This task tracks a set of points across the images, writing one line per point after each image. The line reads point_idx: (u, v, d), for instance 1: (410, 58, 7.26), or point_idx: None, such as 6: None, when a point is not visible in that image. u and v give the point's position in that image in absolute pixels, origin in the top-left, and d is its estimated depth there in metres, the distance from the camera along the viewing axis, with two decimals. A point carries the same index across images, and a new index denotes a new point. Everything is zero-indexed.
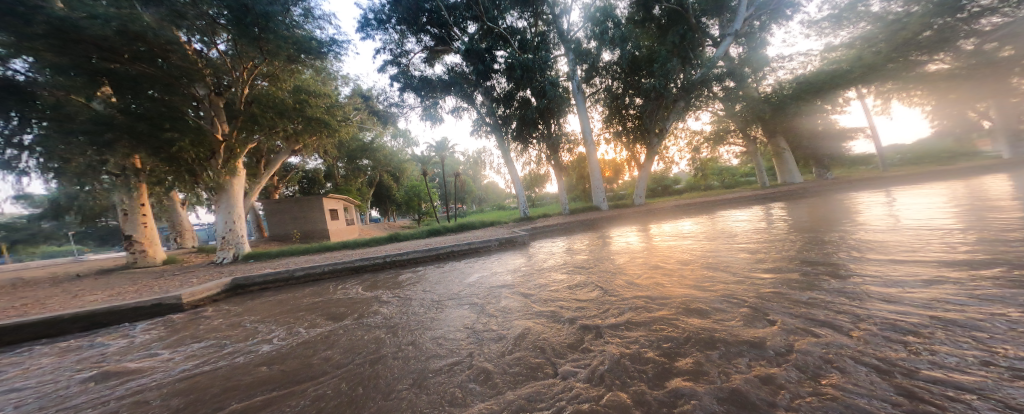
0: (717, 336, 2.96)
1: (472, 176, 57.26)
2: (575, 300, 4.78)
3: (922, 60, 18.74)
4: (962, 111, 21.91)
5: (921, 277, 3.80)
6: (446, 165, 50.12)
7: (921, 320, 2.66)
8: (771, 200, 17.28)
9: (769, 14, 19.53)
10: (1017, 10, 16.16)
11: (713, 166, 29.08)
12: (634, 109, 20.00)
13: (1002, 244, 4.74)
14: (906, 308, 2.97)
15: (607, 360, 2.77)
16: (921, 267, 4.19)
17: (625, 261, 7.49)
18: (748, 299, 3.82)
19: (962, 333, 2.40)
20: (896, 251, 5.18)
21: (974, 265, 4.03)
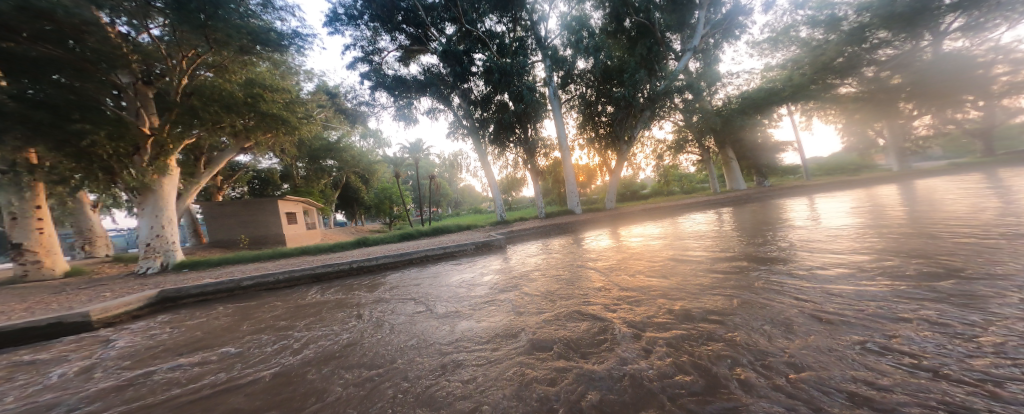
0: (673, 331, 3.19)
1: (448, 179, 56.77)
2: (546, 303, 4.84)
3: (837, 83, 21.64)
4: (862, 129, 24.35)
5: (847, 271, 4.33)
6: (420, 167, 49.01)
7: (848, 308, 3.05)
8: (721, 205, 18.72)
9: (722, 32, 21.21)
10: (904, 45, 19.17)
11: (674, 173, 30.75)
12: (605, 117, 20.66)
13: (909, 243, 5.51)
14: (835, 299, 3.39)
15: (575, 359, 2.87)
16: (848, 262, 4.76)
17: (599, 264, 7.61)
18: (704, 296, 4.12)
19: (902, 317, 2.72)
20: (829, 249, 5.82)
21: (887, 260, 4.67)
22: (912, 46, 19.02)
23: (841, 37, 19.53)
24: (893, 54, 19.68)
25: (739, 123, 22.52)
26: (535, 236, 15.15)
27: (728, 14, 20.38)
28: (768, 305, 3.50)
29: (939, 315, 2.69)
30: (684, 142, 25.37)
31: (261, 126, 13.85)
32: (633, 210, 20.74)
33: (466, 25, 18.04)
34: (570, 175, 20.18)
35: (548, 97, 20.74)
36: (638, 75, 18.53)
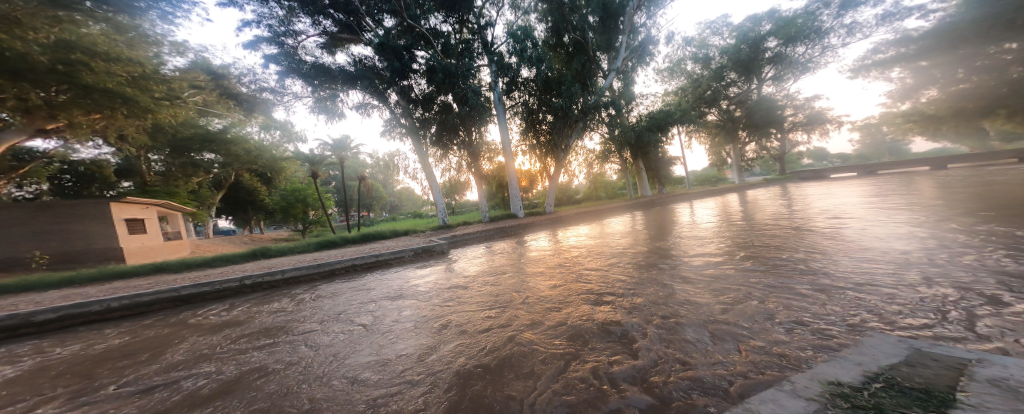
0: (878, 335, 2.39)
1: (382, 182, 51.58)
2: (617, 310, 3.57)
3: (705, 111, 25.12)
4: (719, 151, 28.94)
5: (917, 252, 4.13)
6: (347, 169, 43.19)
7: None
8: (641, 204, 19.29)
9: (636, 58, 19.33)
10: (744, 85, 23.96)
11: (604, 181, 28.27)
12: (546, 126, 17.90)
13: (901, 224, 5.83)
14: (984, 283, 3.02)
15: (831, 385, 1.85)
16: (896, 244, 4.64)
17: (542, 262, 6.96)
18: (823, 290, 3.40)
19: None
20: (842, 234, 5.68)
21: (924, 240, 4.70)
22: (747, 88, 23.91)
23: (713, 70, 23.59)
24: (738, 92, 24.39)
25: (649, 140, 20.10)
26: (463, 230, 13.07)
27: (645, 39, 18.44)
28: (716, 296, 3.65)
29: None
30: (608, 152, 22.29)
31: (84, 105, 8.48)
32: (569, 213, 17.77)
33: (407, 19, 13.74)
34: (515, 186, 16.54)
35: (493, 103, 17.07)
36: (573, 87, 16.68)
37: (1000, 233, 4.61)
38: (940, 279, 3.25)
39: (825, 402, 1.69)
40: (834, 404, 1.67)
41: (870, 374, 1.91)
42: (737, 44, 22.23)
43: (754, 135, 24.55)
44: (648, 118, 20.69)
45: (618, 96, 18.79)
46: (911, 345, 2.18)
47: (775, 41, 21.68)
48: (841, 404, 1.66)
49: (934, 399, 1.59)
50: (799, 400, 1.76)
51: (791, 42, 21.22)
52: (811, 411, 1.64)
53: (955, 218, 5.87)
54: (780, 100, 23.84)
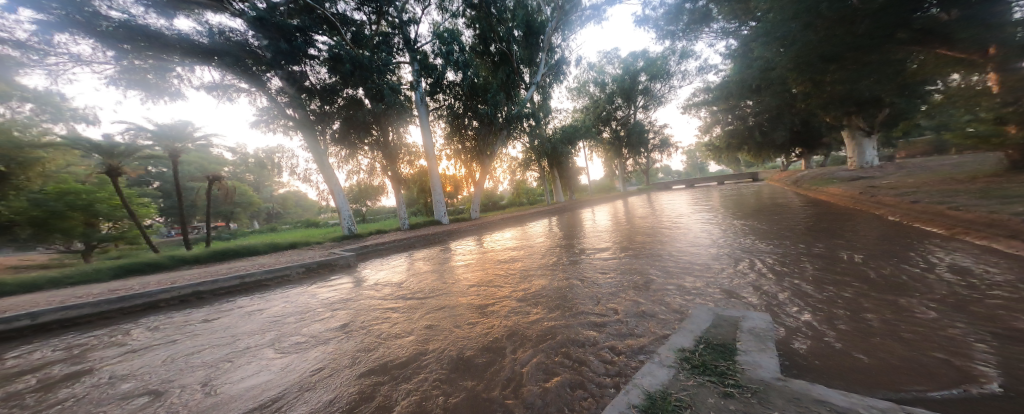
0: (709, 307, 3.03)
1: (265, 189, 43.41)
2: (524, 310, 3.65)
3: (603, 129, 28.13)
4: (612, 165, 32.90)
5: (751, 247, 5.31)
6: None
7: (810, 275, 3.70)
8: (559, 209, 20.37)
9: (553, 74, 20.41)
10: (627, 111, 27.94)
11: (526, 187, 28.80)
12: (472, 131, 17.48)
13: (744, 224, 7.38)
14: (786, 268, 4.06)
15: (680, 350, 2.23)
16: (742, 241, 5.85)
17: (465, 269, 6.54)
18: (685, 277, 4.11)
19: (849, 276, 3.53)
20: (709, 233, 6.84)
21: (758, 237, 6.05)
22: (631, 113, 27.84)
23: (607, 93, 26.72)
24: (624, 115, 28.17)
25: (563, 151, 21.50)
26: (378, 240, 11.79)
27: (561, 59, 19.96)
28: (621, 291, 3.88)
29: (865, 272, 3.60)
30: (529, 160, 22.75)
31: None
32: (494, 218, 17.67)
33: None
34: (439, 191, 15.79)
35: (414, 102, 15.95)
36: (498, 96, 16.39)
37: (794, 230, 6.31)
38: (766, 266, 4.18)
39: (678, 367, 2.02)
40: (686, 369, 1.98)
41: (699, 338, 2.36)
42: (623, 74, 25.82)
43: (635, 152, 28.91)
44: (560, 131, 22.09)
45: (538, 109, 19.63)
46: (715, 312, 2.86)
47: (644, 76, 26.19)
48: (690, 369, 1.98)
49: (739, 355, 2.07)
50: (664, 369, 2.02)
51: (653, 79, 26.00)
52: (675, 379, 1.90)
53: (769, 219, 7.78)
54: (648, 127, 29.04)
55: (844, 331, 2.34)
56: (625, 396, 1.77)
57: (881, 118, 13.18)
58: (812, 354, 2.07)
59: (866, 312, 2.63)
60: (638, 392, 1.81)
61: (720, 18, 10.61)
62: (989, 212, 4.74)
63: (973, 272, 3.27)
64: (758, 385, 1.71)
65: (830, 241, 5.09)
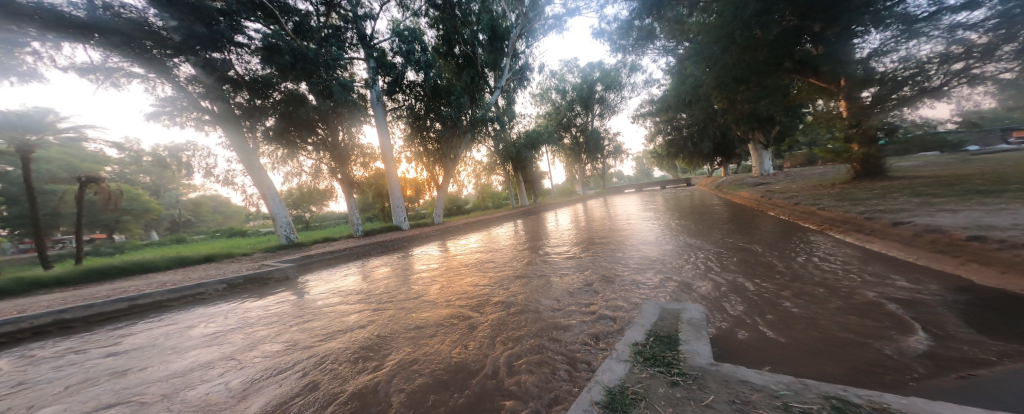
0: (654, 302, 3.14)
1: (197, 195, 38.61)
2: (481, 313, 3.48)
3: (565, 135, 28.90)
4: (574, 170, 33.87)
5: (696, 244, 5.64)
6: None
7: (746, 267, 3.99)
8: (525, 213, 20.32)
9: (518, 79, 20.35)
10: (586, 118, 28.97)
11: (491, 191, 28.57)
12: (434, 133, 16.71)
13: (692, 224, 7.85)
14: (725, 261, 4.36)
15: (633, 344, 2.20)
16: (690, 238, 6.19)
17: (423, 274, 6.22)
18: (636, 274, 4.23)
19: (779, 268, 3.84)
20: (662, 232, 7.15)
21: (702, 234, 6.47)
22: (591, 120, 28.96)
23: (568, 101, 27.41)
24: (583, 122, 29.17)
25: (528, 155, 21.59)
26: (326, 249, 10.77)
27: (525, 65, 19.87)
28: (578, 290, 3.88)
29: (792, 264, 3.96)
30: (494, 164, 22.63)
31: None
32: (459, 222, 17.20)
33: None
34: (398, 195, 15.04)
35: (370, 100, 15.00)
36: (462, 98, 15.81)
37: (732, 228, 6.85)
38: (708, 261, 4.43)
39: (634, 361, 1.96)
40: (639, 362, 1.94)
41: (649, 331, 2.35)
42: (581, 83, 26.82)
43: (593, 158, 30.07)
44: (524, 136, 22.09)
45: (502, 113, 19.40)
46: (660, 305, 2.94)
47: (600, 86, 27.44)
48: (643, 362, 1.93)
49: (681, 344, 2.10)
50: (621, 364, 1.95)
51: (608, 89, 27.36)
52: (631, 372, 1.83)
53: (715, 219, 8.36)
54: (604, 135, 30.42)
55: (776, 320, 2.49)
56: (587, 394, 1.66)
57: (773, 135, 15.64)
58: (754, 344, 2.14)
59: (794, 300, 2.85)
60: (599, 388, 1.71)
61: (662, 36, 11.44)
62: (842, 212, 5.69)
63: (872, 261, 3.74)
64: (711, 373, 1.70)
65: (764, 237, 5.57)
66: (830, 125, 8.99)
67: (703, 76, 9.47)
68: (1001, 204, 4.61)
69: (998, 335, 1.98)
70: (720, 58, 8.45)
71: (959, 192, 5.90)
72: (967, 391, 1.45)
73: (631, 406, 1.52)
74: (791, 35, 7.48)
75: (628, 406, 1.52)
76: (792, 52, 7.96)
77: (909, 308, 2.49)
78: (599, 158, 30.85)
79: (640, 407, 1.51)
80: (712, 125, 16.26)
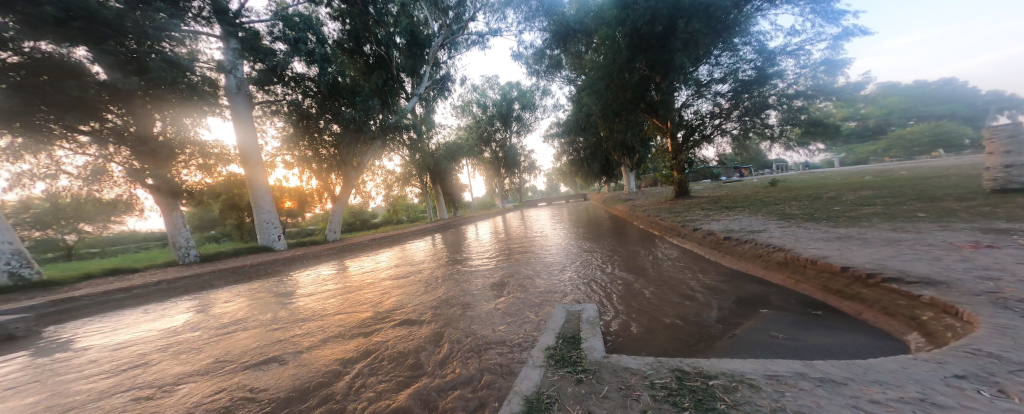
0: (553, 304, 3.38)
1: None
2: (380, 329, 3.12)
3: (484, 149, 29.32)
4: (494, 183, 34.31)
5: (590, 250, 6.29)
6: None
7: (629, 267, 4.61)
8: (443, 227, 19.15)
9: (438, 88, 17.59)
10: (505, 135, 29.91)
11: (405, 204, 26.36)
12: (330, 136, 12.61)
13: (594, 233, 8.64)
14: (612, 264, 4.95)
15: (542, 348, 2.22)
16: (587, 245, 6.86)
17: (317, 291, 5.36)
18: (539, 280, 4.44)
19: (653, 266, 4.54)
20: (568, 242, 7.71)
21: (596, 241, 7.26)
22: (510, 136, 30.08)
23: (488, 116, 28.17)
24: (503, 138, 30.03)
25: (448, 167, 20.62)
26: (137, 281, 7.11)
27: (447, 76, 17.25)
28: (492, 295, 3.96)
29: (661, 262, 4.73)
30: (410, 175, 20.94)
31: None
32: (362, 239, 14.65)
33: None
34: (268, 208, 11.11)
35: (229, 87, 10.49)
36: (371, 100, 12.53)
37: (625, 234, 7.83)
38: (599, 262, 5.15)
39: (547, 365, 1.92)
40: (553, 365, 1.91)
41: (559, 335, 2.41)
42: (501, 101, 27.86)
43: (512, 172, 31.14)
44: (444, 148, 20.89)
45: (422, 122, 16.46)
46: (564, 308, 3.13)
47: (518, 105, 28.89)
48: (556, 364, 1.92)
49: (584, 342, 2.23)
50: (537, 369, 1.88)
51: (525, 109, 29.05)
52: (545, 377, 1.77)
53: (612, 228, 9.39)
54: (521, 152, 31.89)
55: (652, 309, 2.91)
56: (504, 408, 1.49)
57: (631, 162, 19.63)
58: (640, 332, 2.42)
59: (665, 291, 3.37)
60: (517, 398, 1.57)
61: (566, 69, 12.85)
62: (671, 222, 7.26)
63: (711, 253, 4.75)
64: (614, 367, 1.79)
65: (645, 242, 6.51)
66: (663, 157, 11.65)
67: (592, 107, 10.63)
68: (781, 212, 6.50)
69: (776, 304, 2.73)
70: (604, 94, 9.82)
71: (721, 207, 8.37)
72: (779, 348, 1.90)
73: (548, 410, 1.42)
74: (644, 82, 9.73)
75: (545, 410, 1.42)
76: (644, 96, 10.11)
77: (735, 289, 3.22)
78: (515, 173, 32.15)
79: (556, 409, 1.43)
80: (600, 151, 18.88)
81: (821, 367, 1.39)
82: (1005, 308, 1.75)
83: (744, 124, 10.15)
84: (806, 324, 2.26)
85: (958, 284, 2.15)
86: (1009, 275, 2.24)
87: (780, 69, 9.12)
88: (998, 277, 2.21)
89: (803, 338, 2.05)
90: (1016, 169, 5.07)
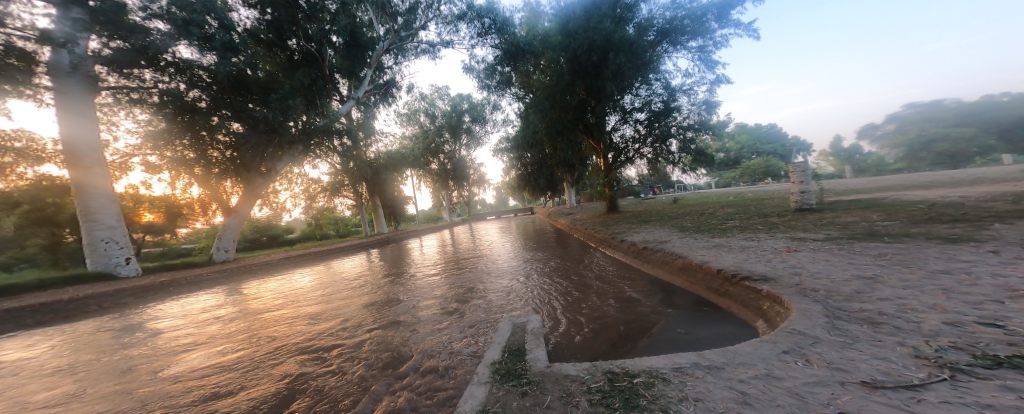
0: (495, 315, 3.42)
1: None
2: (309, 349, 2.88)
3: (430, 160, 28.45)
4: (438, 195, 33.20)
5: (528, 263, 6.46)
6: None
7: (565, 278, 4.84)
8: (380, 242, 17.80)
9: (381, 93, 16.84)
10: (453, 146, 29.53)
11: (335, 216, 23.85)
12: (228, 136, 9.88)
13: (531, 247, 8.76)
14: (549, 275, 5.15)
15: (488, 363, 2.19)
16: (526, 258, 7.01)
17: (221, 316, 4.63)
18: (477, 293, 4.46)
19: (587, 275, 4.83)
20: (508, 255, 7.77)
21: (534, 254, 7.49)
22: (457, 149, 29.79)
23: (437, 126, 27.66)
24: (450, 150, 29.58)
25: (389, 178, 19.44)
26: None
27: (391, 81, 16.53)
28: (428, 309, 3.90)
29: (591, 271, 5.08)
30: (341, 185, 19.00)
31: None
32: (268, 258, 12.38)
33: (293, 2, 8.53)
34: (108, 223, 8.35)
35: (57, 66, 7.66)
36: (291, 99, 10.69)
37: (562, 247, 8.16)
38: (532, 273, 5.38)
39: (493, 382, 1.89)
40: (497, 381, 1.90)
41: (504, 349, 2.41)
42: (451, 112, 27.53)
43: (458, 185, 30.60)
44: (384, 156, 19.16)
45: (356, 127, 15.34)
46: (509, 319, 3.17)
47: (468, 117, 28.80)
48: (501, 379, 1.90)
49: (527, 354, 2.26)
50: (482, 387, 1.83)
51: (476, 121, 28.99)
52: (490, 394, 1.73)
53: (549, 241, 9.65)
54: (470, 165, 31.62)
55: (588, 315, 3.11)
56: None
57: (572, 178, 20.71)
58: (576, 337, 2.58)
59: (600, 298, 3.61)
60: None
61: (516, 87, 13.20)
62: (604, 234, 7.84)
63: (635, 261, 5.25)
64: (554, 377, 1.83)
65: (581, 254, 6.88)
66: (596, 174, 12.61)
67: (538, 125, 11.04)
68: (688, 225, 7.45)
69: (683, 304, 3.10)
70: (548, 112, 10.33)
71: (642, 220, 9.30)
72: (687, 343, 2.19)
73: None
74: (581, 106, 10.52)
75: None
76: (582, 118, 10.90)
77: (653, 293, 3.59)
78: (464, 186, 31.74)
79: None
80: (547, 167, 19.60)
81: (706, 356, 1.62)
82: (806, 295, 2.29)
83: (656, 150, 11.50)
84: (701, 320, 2.64)
85: (783, 279, 2.75)
86: (807, 270, 2.94)
87: (678, 104, 10.75)
88: (802, 272, 2.88)
89: (697, 331, 2.40)
90: (807, 193, 6.67)
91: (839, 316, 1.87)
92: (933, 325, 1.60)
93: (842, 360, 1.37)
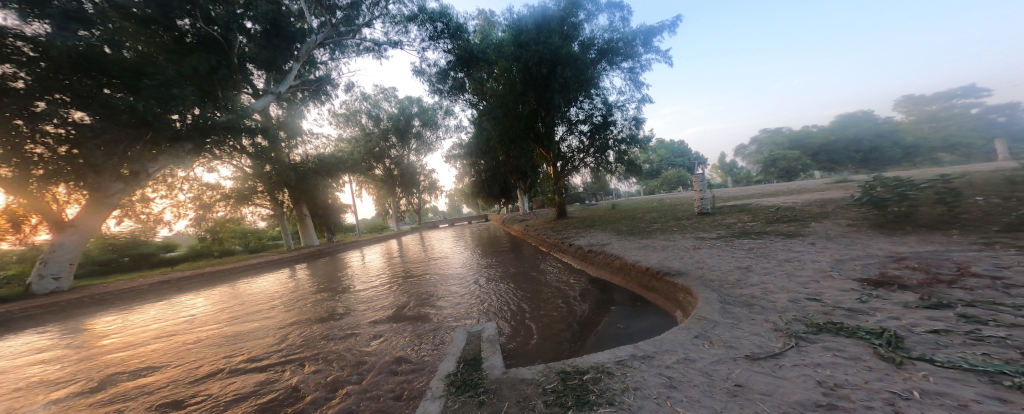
0: (447, 324, 3.38)
1: None
2: (230, 372, 2.64)
3: (373, 164, 26.87)
4: (383, 202, 31.40)
5: (476, 270, 6.43)
6: None
7: (516, 283, 4.90)
8: (311, 256, 16.25)
9: (311, 91, 15.69)
10: (399, 151, 28.38)
11: (253, 227, 21.05)
12: (67, 130, 7.63)
13: (478, 255, 8.64)
14: (500, 281, 5.18)
15: (443, 375, 2.14)
16: (476, 265, 6.98)
17: (110, 346, 3.95)
18: (423, 302, 4.39)
19: (541, 279, 4.95)
20: (457, 264, 7.65)
21: (485, 261, 7.49)
22: (404, 153, 28.69)
23: (382, 130, 26.34)
24: (397, 155, 28.40)
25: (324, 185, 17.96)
26: None
27: (324, 77, 15.46)
28: (370, 320, 3.77)
29: (539, 276, 5.23)
30: (250, 192, 16.62)
31: None
32: (133, 282, 10.06)
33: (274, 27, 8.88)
34: None
35: None
36: (175, 86, 8.69)
37: (510, 254, 8.20)
38: (484, 280, 5.39)
39: (449, 395, 1.85)
40: (453, 393, 1.86)
41: (460, 359, 2.38)
42: (399, 115, 26.48)
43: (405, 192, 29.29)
44: (316, 160, 17.28)
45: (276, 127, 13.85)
46: (462, 329, 3.14)
47: (418, 121, 28.01)
48: (456, 391, 1.87)
49: (483, 362, 2.26)
50: (436, 401, 1.79)
51: (426, 126, 28.26)
52: (444, 408, 1.69)
53: (493, 249, 9.45)
54: (419, 170, 30.52)
55: (541, 318, 3.20)
56: None
57: (524, 185, 21.19)
58: (529, 342, 2.64)
59: (553, 301, 3.73)
60: None
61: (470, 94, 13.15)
62: (555, 239, 8.14)
63: (582, 262, 5.53)
64: (509, 383, 1.86)
65: (531, 259, 7.02)
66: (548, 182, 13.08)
67: (491, 132, 11.07)
68: (619, 228, 8.06)
69: (623, 301, 3.34)
70: (501, 120, 10.49)
71: (588, 224, 9.89)
72: (629, 336, 2.38)
73: None
74: (531, 115, 10.80)
75: None
76: (533, 128, 11.20)
77: (600, 292, 3.81)
78: (412, 193, 30.64)
79: None
80: (499, 174, 19.82)
81: (641, 347, 1.78)
82: (706, 286, 2.65)
83: (597, 161, 12.32)
84: (636, 314, 2.88)
85: (691, 272, 3.15)
86: (706, 264, 3.39)
87: (614, 119, 11.66)
88: (702, 266, 3.32)
89: (633, 325, 2.62)
90: (705, 200, 7.67)
91: (726, 301, 2.22)
92: (786, 303, 2.01)
93: (732, 338, 1.63)
